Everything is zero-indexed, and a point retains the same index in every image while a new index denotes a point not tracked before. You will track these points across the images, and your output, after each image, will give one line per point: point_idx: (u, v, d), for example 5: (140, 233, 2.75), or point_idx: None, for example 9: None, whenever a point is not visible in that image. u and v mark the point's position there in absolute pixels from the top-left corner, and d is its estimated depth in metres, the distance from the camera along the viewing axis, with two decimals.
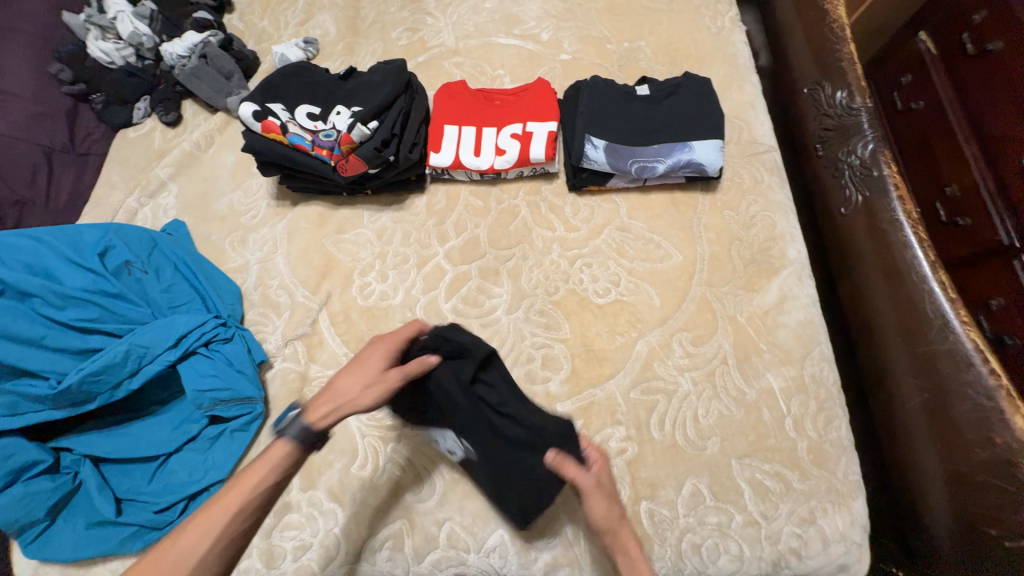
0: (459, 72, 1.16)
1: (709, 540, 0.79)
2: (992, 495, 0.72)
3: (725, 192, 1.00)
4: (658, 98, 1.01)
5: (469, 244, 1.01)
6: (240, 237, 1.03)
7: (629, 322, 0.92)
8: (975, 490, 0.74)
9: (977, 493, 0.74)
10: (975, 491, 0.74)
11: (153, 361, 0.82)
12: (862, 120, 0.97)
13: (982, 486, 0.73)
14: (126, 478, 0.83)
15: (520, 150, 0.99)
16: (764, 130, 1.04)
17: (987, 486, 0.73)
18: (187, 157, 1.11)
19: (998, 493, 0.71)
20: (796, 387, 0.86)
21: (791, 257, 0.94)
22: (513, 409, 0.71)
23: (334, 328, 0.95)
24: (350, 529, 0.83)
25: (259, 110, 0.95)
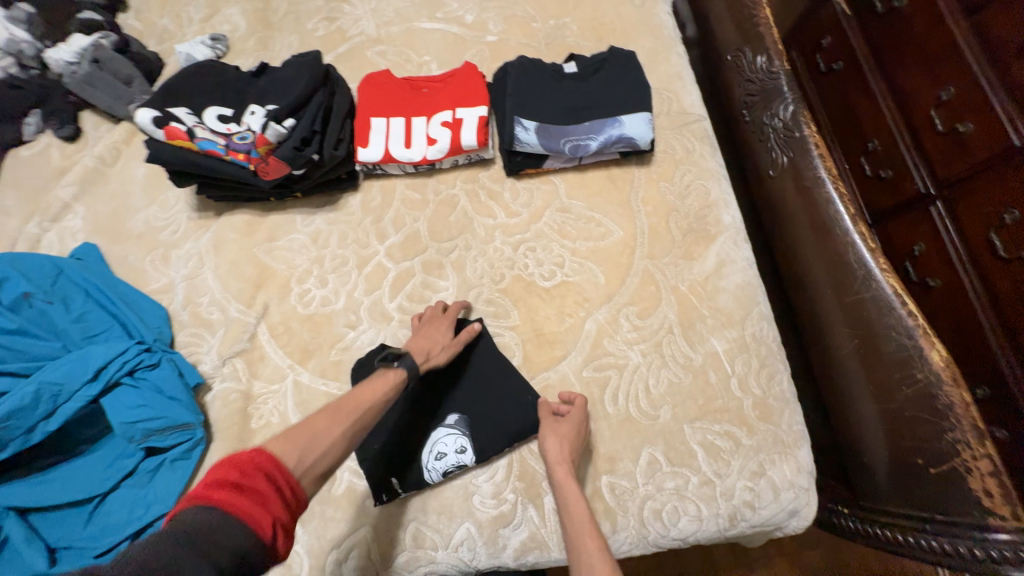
0: (383, 61, 1.11)
1: (668, 504, 0.81)
2: (917, 427, 0.78)
3: (659, 164, 1.01)
4: (586, 74, 1.00)
5: (410, 239, 0.98)
6: (161, 255, 0.96)
7: (576, 302, 0.92)
8: (905, 425, 0.79)
9: (905, 428, 0.79)
10: (904, 426, 0.79)
11: (70, 398, 0.76)
12: (781, 84, 1.00)
13: (909, 420, 0.79)
14: (58, 525, 0.76)
15: (451, 138, 0.96)
16: (692, 100, 1.06)
17: (914, 421, 0.78)
18: (92, 174, 1.02)
19: (922, 425, 0.77)
20: (739, 347, 0.89)
21: (726, 223, 0.97)
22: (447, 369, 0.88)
23: (275, 340, 0.91)
24: (312, 545, 0.81)
25: (161, 116, 0.88)
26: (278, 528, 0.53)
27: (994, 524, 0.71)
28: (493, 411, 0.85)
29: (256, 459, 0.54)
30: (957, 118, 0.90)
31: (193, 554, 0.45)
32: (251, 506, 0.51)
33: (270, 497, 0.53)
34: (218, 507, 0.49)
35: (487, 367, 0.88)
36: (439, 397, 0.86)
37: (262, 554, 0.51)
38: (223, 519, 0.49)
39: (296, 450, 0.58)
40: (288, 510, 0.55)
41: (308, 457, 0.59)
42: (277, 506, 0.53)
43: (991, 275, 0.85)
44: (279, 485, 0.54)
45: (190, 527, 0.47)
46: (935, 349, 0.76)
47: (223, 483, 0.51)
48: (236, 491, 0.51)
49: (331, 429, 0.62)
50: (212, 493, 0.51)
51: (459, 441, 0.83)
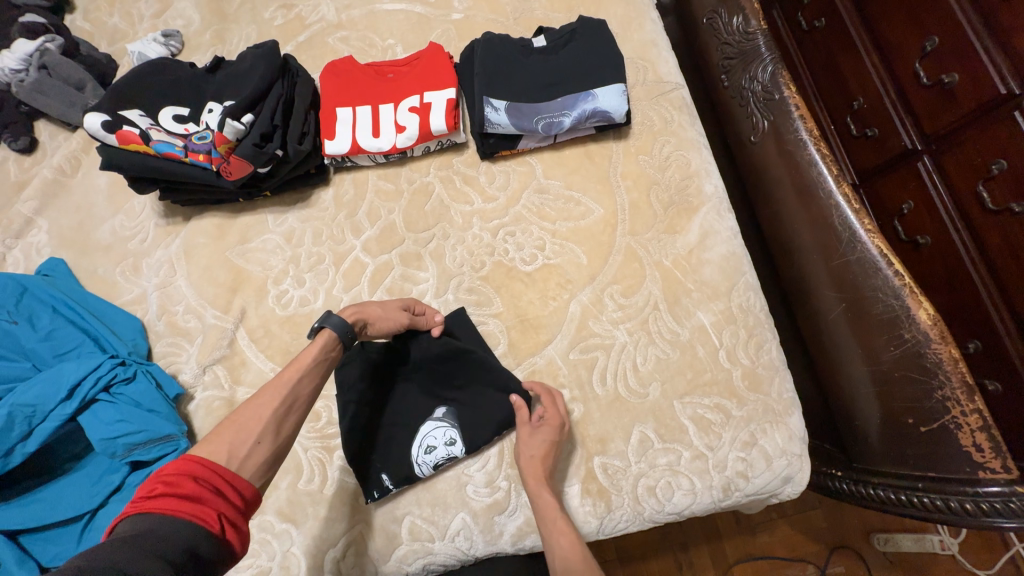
0: (345, 47, 1.06)
1: (662, 480, 0.81)
2: (906, 387, 0.77)
3: (637, 137, 0.98)
4: (556, 48, 0.96)
5: (386, 232, 0.95)
6: (132, 265, 0.94)
7: (559, 285, 0.91)
8: (896, 386, 0.79)
9: (896, 389, 0.79)
10: (894, 387, 0.79)
11: (47, 418, 0.75)
12: (758, 44, 0.97)
13: (900, 381, 0.78)
14: (50, 545, 0.75)
15: (420, 123, 0.92)
16: (668, 68, 1.02)
17: (904, 381, 0.77)
18: (52, 186, 0.99)
19: (911, 386, 0.77)
20: (726, 319, 0.88)
21: (708, 193, 0.94)
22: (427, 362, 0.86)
23: (255, 344, 0.89)
24: (308, 545, 0.80)
25: (112, 120, 0.84)
26: (225, 522, 0.53)
27: (985, 476, 0.71)
28: (477, 402, 0.84)
29: (184, 465, 0.54)
30: (942, 69, 0.87)
31: (139, 553, 0.44)
32: (192, 505, 0.51)
33: (210, 495, 0.53)
34: (156, 514, 0.49)
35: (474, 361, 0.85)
36: (427, 392, 0.86)
37: (217, 547, 0.50)
38: (164, 523, 0.48)
39: (224, 446, 0.58)
40: (233, 507, 0.55)
41: (240, 449, 0.58)
42: (220, 502, 0.54)
43: (980, 230, 0.83)
44: (216, 484, 0.54)
45: (128, 539, 0.46)
46: (922, 307, 0.75)
47: (151, 496, 0.50)
48: (170, 497, 0.50)
49: (264, 408, 0.62)
50: (145, 505, 0.50)
51: (448, 433, 0.82)
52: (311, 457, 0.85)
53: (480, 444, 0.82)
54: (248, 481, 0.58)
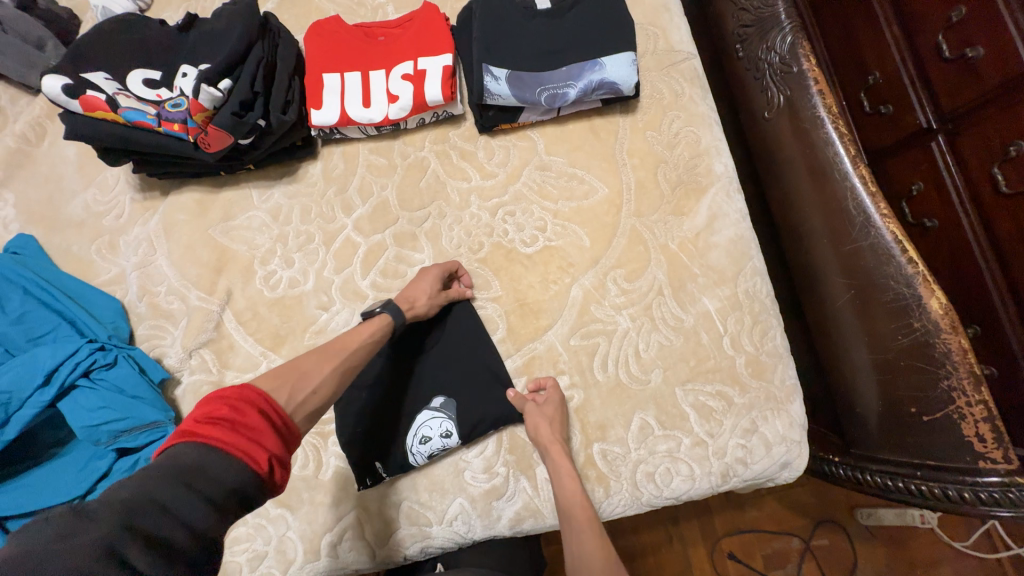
0: (331, 6, 0.97)
1: (661, 466, 0.81)
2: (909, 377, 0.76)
3: (645, 110, 0.92)
4: (561, 10, 0.88)
5: (379, 210, 0.91)
6: (108, 242, 0.88)
7: (561, 268, 0.87)
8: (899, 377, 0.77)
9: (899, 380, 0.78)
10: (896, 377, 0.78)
11: (24, 405, 0.71)
12: (779, 11, 0.90)
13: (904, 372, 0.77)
14: None
15: (414, 93, 0.86)
16: (680, 36, 0.95)
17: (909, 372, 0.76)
18: (15, 156, 0.91)
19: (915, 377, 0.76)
20: (732, 305, 0.86)
21: (718, 172, 0.90)
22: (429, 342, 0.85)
23: (243, 328, 0.86)
24: (305, 530, 0.80)
25: (75, 84, 0.76)
26: (274, 462, 0.52)
27: (985, 466, 0.71)
28: (470, 382, 0.83)
29: (247, 394, 0.54)
30: (966, 42, 0.81)
31: (184, 490, 0.44)
32: (245, 444, 0.50)
33: (265, 433, 0.53)
34: (211, 444, 0.49)
35: (469, 346, 0.84)
36: (423, 379, 0.83)
37: (261, 487, 0.50)
38: (218, 457, 0.48)
39: (284, 388, 0.60)
40: (283, 446, 0.55)
41: (299, 393, 0.60)
42: (272, 441, 0.53)
43: (992, 214, 0.80)
44: (271, 421, 0.54)
45: (182, 468, 0.46)
46: (935, 296, 0.73)
47: (213, 420, 0.50)
48: (226, 429, 0.50)
49: (321, 367, 0.64)
50: (204, 430, 0.50)
51: (443, 424, 0.80)
52: (305, 443, 0.83)
53: (479, 434, 0.81)
54: (296, 423, 0.58)
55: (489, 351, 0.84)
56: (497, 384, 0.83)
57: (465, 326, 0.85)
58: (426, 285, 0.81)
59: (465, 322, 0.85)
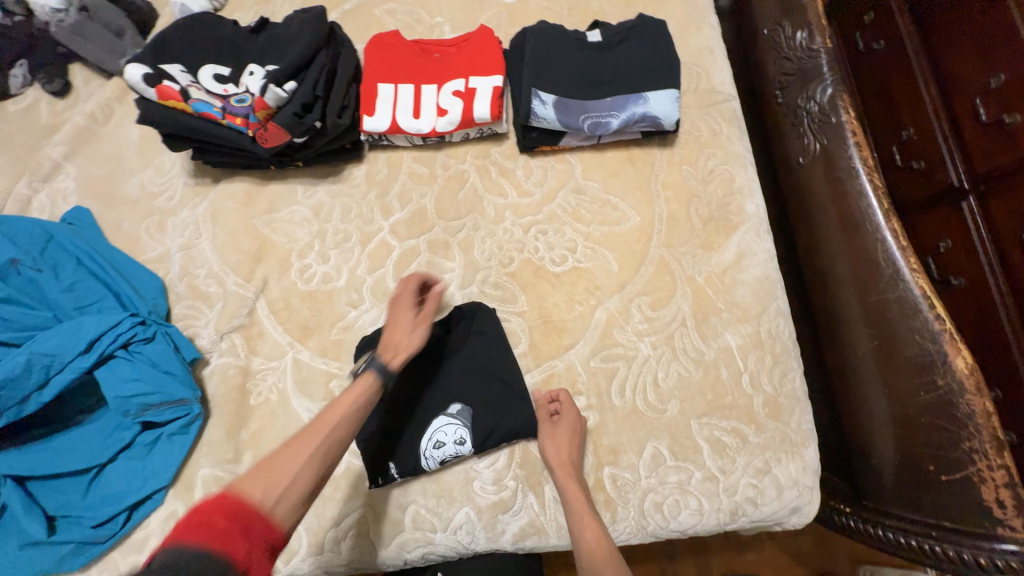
0: (391, 20, 1.03)
1: (670, 497, 0.81)
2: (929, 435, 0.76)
3: (683, 146, 0.94)
4: (610, 43, 0.92)
5: (416, 216, 0.94)
6: (157, 222, 0.92)
7: (587, 290, 0.89)
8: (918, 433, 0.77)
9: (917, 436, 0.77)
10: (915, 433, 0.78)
11: (64, 369, 0.73)
12: (821, 63, 0.92)
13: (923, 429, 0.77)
14: (58, 493, 0.77)
15: (463, 109, 0.90)
16: (722, 77, 0.98)
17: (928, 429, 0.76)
18: (83, 133, 0.97)
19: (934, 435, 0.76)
20: (753, 343, 0.86)
21: (749, 212, 0.92)
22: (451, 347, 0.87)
23: (275, 317, 0.89)
24: (312, 521, 0.81)
25: (153, 74, 0.81)
26: (252, 566, 0.50)
27: (1003, 534, 0.70)
28: (490, 392, 0.85)
29: (228, 498, 0.54)
30: (1003, 108, 0.81)
31: None
32: (225, 542, 0.49)
33: (245, 534, 0.51)
34: (190, 546, 0.47)
35: (491, 357, 0.86)
36: (442, 384, 0.85)
37: None
38: (196, 557, 0.46)
39: (260, 482, 0.57)
40: (262, 551, 0.52)
41: (281, 483, 0.58)
42: (252, 543, 0.51)
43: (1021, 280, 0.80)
44: (253, 522, 0.53)
45: (157, 571, 0.44)
46: (960, 355, 0.73)
47: (191, 524, 0.50)
48: (205, 531, 0.49)
49: (299, 454, 0.61)
50: (183, 535, 0.49)
51: (458, 432, 0.81)
52: None
53: (492, 445, 0.82)
54: (279, 524, 0.56)
55: (509, 364, 0.85)
56: (515, 396, 0.84)
57: (489, 335, 0.87)
58: (404, 317, 0.79)
59: (489, 332, 0.87)
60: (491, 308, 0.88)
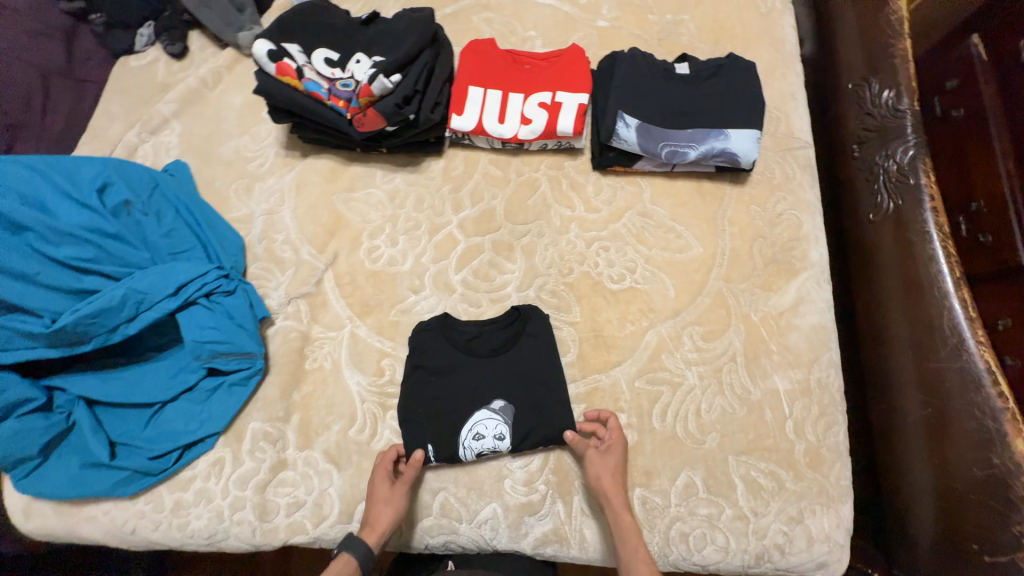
0: (488, 29, 1.08)
1: (698, 530, 0.81)
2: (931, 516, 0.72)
3: (753, 186, 0.96)
4: (697, 78, 0.95)
5: (484, 216, 0.97)
6: (246, 185, 0.98)
7: (641, 311, 0.90)
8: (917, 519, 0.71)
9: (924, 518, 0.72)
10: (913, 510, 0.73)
11: (152, 307, 0.79)
12: (905, 124, 0.93)
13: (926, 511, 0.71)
14: (121, 422, 0.82)
15: (547, 121, 0.94)
16: (802, 125, 1.00)
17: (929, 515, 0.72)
18: (193, 95, 1.04)
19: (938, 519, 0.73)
20: (801, 390, 0.86)
21: (813, 260, 0.92)
22: (501, 345, 0.89)
23: (339, 290, 0.93)
24: (346, 491, 0.83)
25: (275, 50, 0.88)
26: None
27: None
28: (533, 395, 0.86)
29: None
30: None
31: None
32: None
33: None
34: None
35: (539, 359, 0.88)
36: (487, 381, 0.87)
37: None
38: None
39: None
40: None
41: None
42: None
43: None
44: None
45: None
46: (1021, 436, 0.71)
47: None
48: None
49: None
50: None
51: (498, 428, 0.83)
52: (366, 409, 0.87)
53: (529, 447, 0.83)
54: None
55: (554, 373, 0.87)
56: (555, 404, 0.85)
57: (539, 340, 0.89)
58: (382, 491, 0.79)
59: (541, 336, 0.89)
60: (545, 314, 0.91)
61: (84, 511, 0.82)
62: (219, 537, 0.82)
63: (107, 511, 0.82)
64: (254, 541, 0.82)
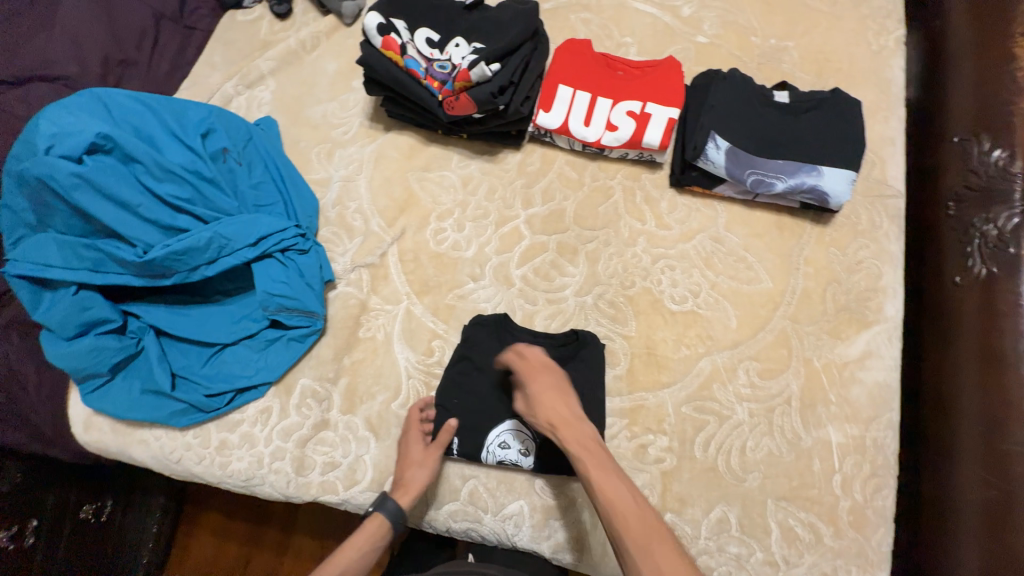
0: (584, 29, 1.08)
1: (723, 567, 0.78)
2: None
3: (836, 228, 0.93)
4: (797, 109, 0.91)
5: (553, 215, 0.97)
6: (328, 149, 1.01)
7: (698, 336, 0.89)
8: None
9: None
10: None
11: (232, 254, 0.82)
12: (1014, 188, 0.83)
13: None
14: (183, 356, 0.86)
15: (634, 130, 0.92)
16: (897, 173, 0.95)
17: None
18: (291, 55, 1.08)
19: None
20: (854, 447, 0.82)
21: (887, 314, 0.88)
22: None
23: (402, 265, 0.95)
24: (381, 460, 0.85)
25: (384, 24, 0.90)
26: None
27: None
28: None
29: None
30: None
31: None
32: None
33: None
34: None
35: (582, 390, 0.84)
36: None
37: None
38: None
39: None
40: None
41: None
42: None
43: None
44: None
45: None
46: None
47: None
48: None
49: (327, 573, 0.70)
50: None
51: (525, 443, 0.82)
52: (411, 385, 0.88)
53: (551, 470, 0.81)
54: None
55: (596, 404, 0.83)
56: None
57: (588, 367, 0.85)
58: (415, 451, 0.81)
59: (589, 364, 0.85)
60: (592, 333, 0.88)
61: (137, 434, 0.86)
62: (255, 482, 0.85)
63: (158, 438, 0.86)
64: (287, 492, 0.84)
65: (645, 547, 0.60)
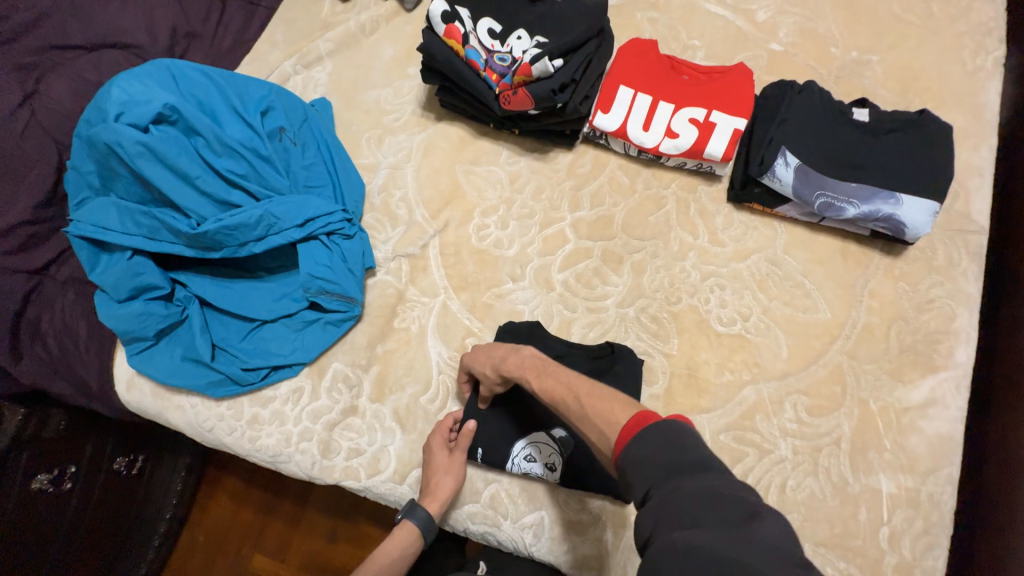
0: (650, 29, 1.03)
1: None
2: (748, 559, 0.39)
3: (907, 262, 0.86)
4: (878, 129, 0.84)
5: (601, 221, 0.94)
6: (378, 135, 1.01)
7: (744, 362, 0.84)
8: (673, 502, 0.44)
9: (716, 542, 0.40)
10: (710, 503, 0.43)
11: (279, 233, 0.83)
12: None
13: (693, 501, 0.43)
14: (224, 328, 0.88)
15: (696, 139, 0.87)
16: (982, 207, 0.87)
17: (732, 532, 0.41)
18: (350, 38, 1.08)
19: (782, 550, 0.40)
20: (906, 500, 0.76)
21: (958, 360, 0.81)
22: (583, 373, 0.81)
23: (442, 258, 0.93)
24: (405, 453, 0.84)
25: (448, 11, 0.88)
26: None
27: None
28: None
29: None
30: None
31: None
32: None
33: None
34: None
35: None
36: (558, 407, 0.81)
37: None
38: None
39: None
40: None
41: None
42: None
43: None
44: None
45: None
46: None
47: None
48: None
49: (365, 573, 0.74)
50: None
51: (550, 457, 0.79)
52: (441, 380, 0.88)
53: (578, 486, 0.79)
54: None
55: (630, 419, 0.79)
56: None
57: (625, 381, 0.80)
58: (441, 460, 0.80)
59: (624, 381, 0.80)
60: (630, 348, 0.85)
61: (173, 399, 0.88)
62: (282, 459, 0.85)
63: (193, 405, 0.88)
64: (311, 473, 0.85)
65: (593, 420, 0.58)
